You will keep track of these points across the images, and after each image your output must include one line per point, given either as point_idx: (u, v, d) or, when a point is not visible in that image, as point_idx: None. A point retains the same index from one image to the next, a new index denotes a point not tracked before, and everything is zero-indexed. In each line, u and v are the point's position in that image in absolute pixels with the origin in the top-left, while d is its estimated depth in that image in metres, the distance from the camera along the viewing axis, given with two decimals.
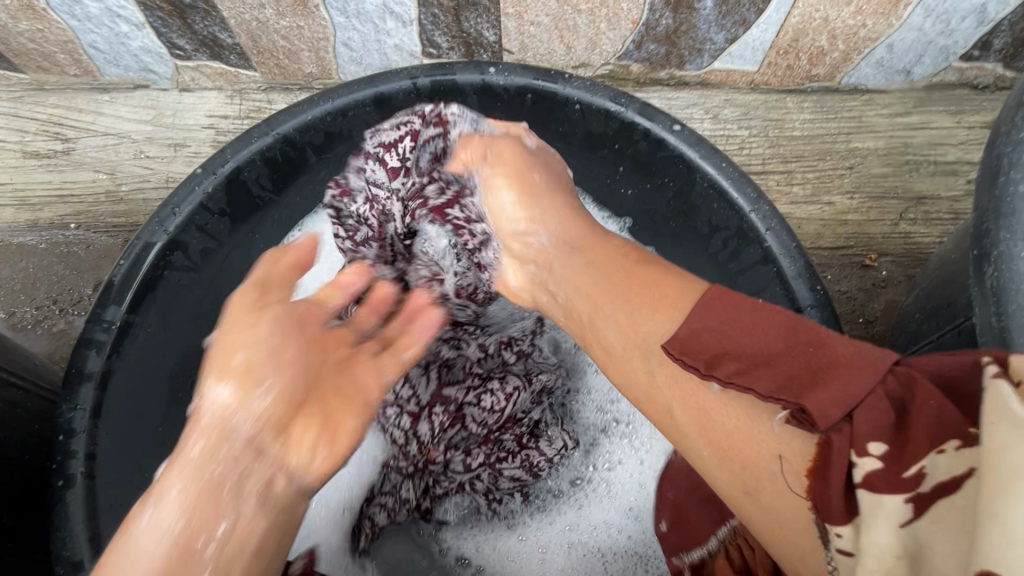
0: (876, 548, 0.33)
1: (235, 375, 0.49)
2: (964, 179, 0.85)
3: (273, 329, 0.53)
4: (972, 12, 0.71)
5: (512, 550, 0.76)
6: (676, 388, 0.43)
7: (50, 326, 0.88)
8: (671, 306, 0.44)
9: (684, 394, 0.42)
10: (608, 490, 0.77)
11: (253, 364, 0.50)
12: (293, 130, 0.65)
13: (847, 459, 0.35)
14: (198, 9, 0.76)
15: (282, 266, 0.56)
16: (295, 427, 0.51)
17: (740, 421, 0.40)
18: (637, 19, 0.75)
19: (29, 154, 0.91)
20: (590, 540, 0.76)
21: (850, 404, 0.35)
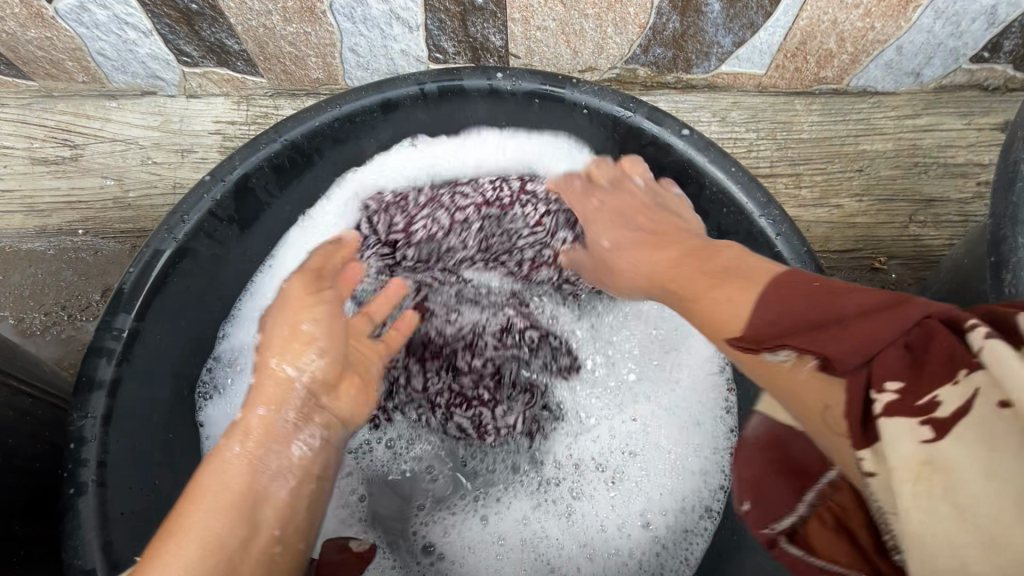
0: (899, 461, 0.31)
1: (294, 352, 0.56)
2: (974, 181, 0.84)
3: (326, 314, 0.59)
4: (983, 14, 0.70)
5: (474, 520, 0.73)
6: (780, 305, 0.40)
7: (59, 331, 0.89)
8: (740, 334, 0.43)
9: (783, 307, 0.40)
10: (572, 512, 0.72)
11: (314, 335, 0.57)
12: (301, 136, 0.65)
13: (865, 396, 0.34)
14: (206, 16, 0.76)
15: (338, 258, 0.64)
16: (340, 388, 0.59)
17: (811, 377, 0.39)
18: (644, 23, 0.75)
19: (37, 160, 0.91)
20: (542, 546, 0.71)
21: (869, 353, 0.35)
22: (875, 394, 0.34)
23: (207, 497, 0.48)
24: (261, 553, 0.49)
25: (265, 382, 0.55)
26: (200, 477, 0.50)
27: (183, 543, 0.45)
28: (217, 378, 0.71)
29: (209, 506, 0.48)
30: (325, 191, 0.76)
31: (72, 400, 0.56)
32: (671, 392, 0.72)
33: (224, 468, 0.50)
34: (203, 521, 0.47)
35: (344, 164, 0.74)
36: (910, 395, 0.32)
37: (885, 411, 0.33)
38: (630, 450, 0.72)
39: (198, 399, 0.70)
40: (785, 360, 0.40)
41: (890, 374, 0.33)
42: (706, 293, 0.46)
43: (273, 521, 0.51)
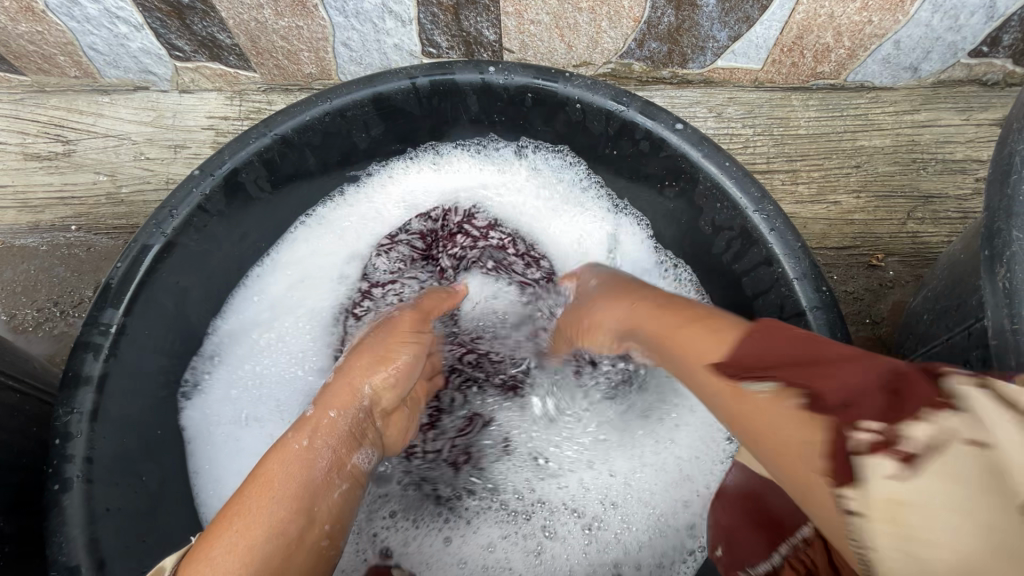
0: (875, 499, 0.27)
1: (377, 363, 0.57)
2: (973, 177, 0.83)
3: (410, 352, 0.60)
4: (981, 8, 0.70)
5: (433, 559, 0.70)
6: (727, 334, 0.38)
7: (51, 328, 0.88)
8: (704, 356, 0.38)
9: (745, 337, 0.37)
10: (538, 557, 0.69)
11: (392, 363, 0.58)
12: (291, 130, 0.65)
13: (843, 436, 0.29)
14: (197, 10, 0.76)
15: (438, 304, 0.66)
16: (393, 417, 0.59)
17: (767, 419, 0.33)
18: (638, 17, 0.74)
19: (30, 156, 0.91)
20: (500, 574, 0.69)
21: (848, 392, 0.31)
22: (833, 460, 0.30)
23: (277, 486, 0.46)
24: (313, 548, 0.46)
25: (336, 387, 0.55)
26: (268, 468, 0.47)
27: (247, 531, 0.43)
28: (199, 375, 0.71)
29: (278, 496, 0.45)
30: (316, 187, 0.75)
31: (58, 396, 0.55)
32: (662, 449, 0.71)
33: (293, 459, 0.48)
34: (263, 510, 0.44)
35: (336, 161, 0.73)
36: (884, 443, 0.27)
37: (866, 451, 0.28)
38: (611, 504, 0.70)
39: (179, 398, 0.69)
40: (761, 391, 0.34)
41: (869, 413, 0.29)
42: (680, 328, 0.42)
43: (326, 517, 0.48)
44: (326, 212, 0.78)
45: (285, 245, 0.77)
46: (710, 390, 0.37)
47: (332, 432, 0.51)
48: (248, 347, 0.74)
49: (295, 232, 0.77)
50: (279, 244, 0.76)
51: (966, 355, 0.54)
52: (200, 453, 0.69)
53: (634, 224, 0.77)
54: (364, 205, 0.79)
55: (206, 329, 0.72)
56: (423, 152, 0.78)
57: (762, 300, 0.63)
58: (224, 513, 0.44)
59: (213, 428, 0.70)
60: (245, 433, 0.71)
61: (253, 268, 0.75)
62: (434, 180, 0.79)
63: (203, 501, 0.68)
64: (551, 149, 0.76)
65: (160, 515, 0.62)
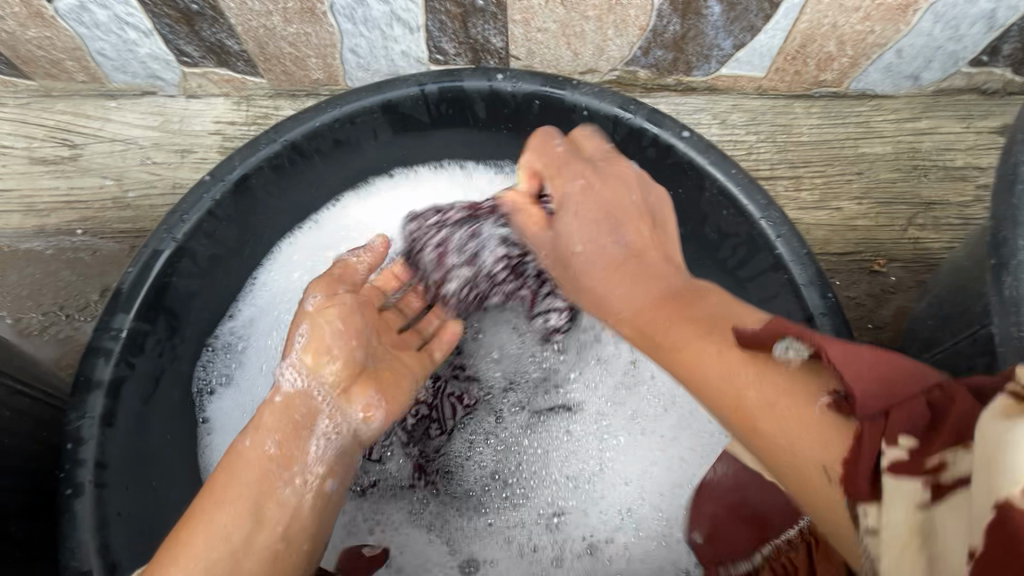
0: (892, 525, 0.32)
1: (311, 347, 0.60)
2: (974, 184, 0.84)
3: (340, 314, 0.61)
4: (982, 18, 0.71)
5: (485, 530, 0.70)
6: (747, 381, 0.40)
7: (57, 332, 0.88)
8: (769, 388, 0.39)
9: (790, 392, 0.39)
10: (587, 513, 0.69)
11: (318, 341, 0.60)
12: (301, 137, 0.65)
13: (876, 447, 0.34)
14: (206, 16, 0.76)
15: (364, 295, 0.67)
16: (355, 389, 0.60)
17: (804, 430, 0.37)
18: (644, 25, 0.75)
19: (37, 160, 0.91)
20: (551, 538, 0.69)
21: (889, 401, 0.35)
22: (881, 447, 0.34)
23: (229, 492, 0.52)
24: (262, 550, 0.51)
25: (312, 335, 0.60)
26: (226, 478, 0.53)
27: (208, 546, 0.49)
28: (216, 367, 0.71)
29: (227, 502, 0.52)
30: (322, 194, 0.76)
31: (70, 400, 0.55)
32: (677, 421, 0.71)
33: (239, 465, 0.54)
34: (211, 527, 0.50)
35: (345, 168, 0.74)
36: (921, 458, 0.33)
37: (892, 468, 0.33)
38: (623, 460, 0.71)
39: (195, 393, 0.69)
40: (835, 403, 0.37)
41: (904, 429, 0.34)
42: (682, 332, 0.45)
43: (277, 518, 0.53)
44: (335, 218, 0.77)
45: (290, 244, 0.76)
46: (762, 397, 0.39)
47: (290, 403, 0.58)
48: (260, 344, 0.73)
49: (327, 210, 0.77)
50: (283, 242, 0.76)
51: (971, 361, 0.55)
52: (217, 446, 0.69)
53: None
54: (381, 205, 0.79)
55: (223, 318, 0.72)
56: (437, 163, 0.79)
57: (767, 305, 0.63)
58: (176, 531, 0.51)
59: (248, 408, 0.70)
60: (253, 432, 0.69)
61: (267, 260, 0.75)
62: (459, 188, 0.79)
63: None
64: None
65: (167, 520, 0.62)
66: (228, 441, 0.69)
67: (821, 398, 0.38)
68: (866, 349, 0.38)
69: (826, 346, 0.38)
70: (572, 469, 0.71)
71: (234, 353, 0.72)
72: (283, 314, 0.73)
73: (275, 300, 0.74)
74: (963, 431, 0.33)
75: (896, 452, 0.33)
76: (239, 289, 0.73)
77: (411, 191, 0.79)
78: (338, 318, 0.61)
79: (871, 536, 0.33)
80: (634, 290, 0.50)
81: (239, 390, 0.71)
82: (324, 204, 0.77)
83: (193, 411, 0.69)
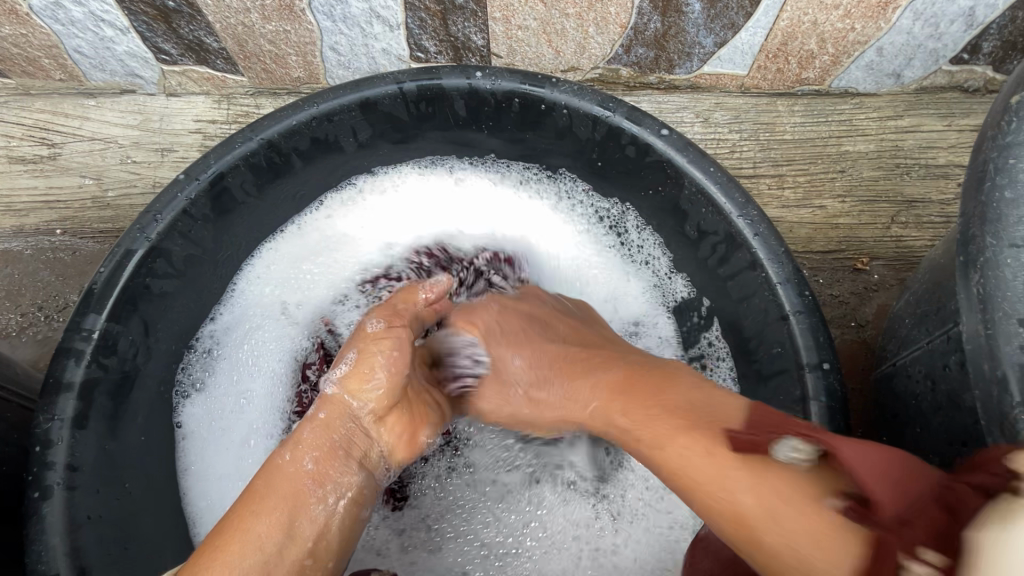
0: None
1: (354, 377, 0.58)
2: (955, 182, 0.85)
3: (397, 341, 0.60)
4: (961, 16, 0.71)
5: (436, 551, 0.70)
6: (749, 476, 0.40)
7: (36, 333, 0.87)
8: (770, 489, 0.39)
9: (788, 489, 0.39)
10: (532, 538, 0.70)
11: (368, 368, 0.58)
12: (277, 135, 0.65)
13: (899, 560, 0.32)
14: (183, 13, 0.75)
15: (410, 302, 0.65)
16: (391, 416, 0.59)
17: (804, 532, 0.37)
18: (625, 23, 0.75)
19: (14, 159, 0.90)
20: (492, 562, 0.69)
21: (901, 504, 0.35)
22: (906, 558, 0.32)
23: (266, 503, 0.51)
24: (295, 563, 0.50)
25: (360, 367, 0.59)
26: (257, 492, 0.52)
27: (243, 555, 0.48)
28: (192, 372, 0.71)
29: (263, 512, 0.50)
30: (302, 194, 0.75)
31: (39, 402, 0.55)
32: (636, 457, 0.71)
33: (276, 475, 0.53)
34: (256, 540, 0.49)
35: (326, 166, 0.74)
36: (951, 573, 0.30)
37: None
38: (579, 489, 0.71)
39: (172, 399, 0.69)
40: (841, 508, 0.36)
41: (926, 536, 0.32)
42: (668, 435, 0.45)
43: (308, 533, 0.51)
44: (319, 223, 0.78)
45: (272, 249, 0.76)
46: (764, 500, 0.39)
47: (326, 427, 0.57)
48: (240, 348, 0.73)
49: (314, 212, 0.78)
50: (265, 248, 0.76)
51: (946, 360, 0.54)
52: (195, 454, 0.70)
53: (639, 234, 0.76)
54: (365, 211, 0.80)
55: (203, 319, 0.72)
56: (421, 163, 0.80)
57: (746, 304, 0.63)
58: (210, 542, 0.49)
59: (214, 421, 0.71)
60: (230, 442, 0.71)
61: (250, 261, 0.75)
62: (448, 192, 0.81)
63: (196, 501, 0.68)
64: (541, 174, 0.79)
65: (140, 523, 0.61)
66: (207, 447, 0.70)
67: (830, 501, 0.37)
68: (880, 450, 0.38)
69: (837, 447, 0.39)
70: (521, 506, 0.71)
71: (213, 358, 0.72)
72: (266, 320, 0.75)
73: (256, 306, 0.75)
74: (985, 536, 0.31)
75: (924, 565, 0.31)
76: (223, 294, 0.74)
77: (395, 197, 0.80)
78: (384, 357, 0.59)
79: None
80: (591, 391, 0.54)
81: (219, 395, 0.72)
82: (310, 206, 0.78)
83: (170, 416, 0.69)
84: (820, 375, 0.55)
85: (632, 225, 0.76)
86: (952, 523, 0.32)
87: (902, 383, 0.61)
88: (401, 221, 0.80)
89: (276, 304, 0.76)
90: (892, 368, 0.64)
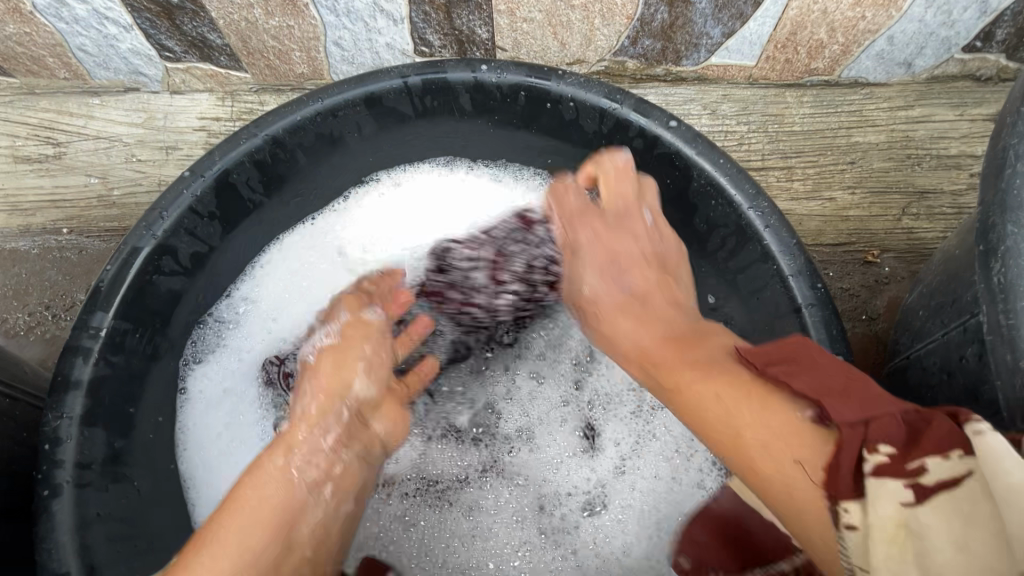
0: (878, 520, 0.36)
1: (337, 366, 0.61)
2: (968, 172, 0.83)
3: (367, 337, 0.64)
4: (974, 2, 0.70)
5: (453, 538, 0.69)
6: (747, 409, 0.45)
7: (43, 332, 0.87)
8: (795, 441, 0.42)
9: (759, 417, 0.44)
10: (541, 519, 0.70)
11: (348, 361, 0.61)
12: (282, 130, 0.64)
13: (859, 454, 0.38)
14: (186, 9, 0.75)
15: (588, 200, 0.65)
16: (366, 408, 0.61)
17: (792, 444, 0.42)
18: (631, 14, 0.74)
19: (20, 158, 0.90)
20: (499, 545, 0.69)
21: (864, 414, 0.40)
22: (865, 453, 0.38)
23: (237, 518, 0.50)
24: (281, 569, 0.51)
25: (338, 349, 0.62)
26: (242, 481, 0.53)
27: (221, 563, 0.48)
28: (204, 342, 0.71)
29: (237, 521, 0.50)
30: (306, 191, 0.75)
31: (47, 400, 0.54)
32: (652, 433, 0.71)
33: (262, 480, 0.53)
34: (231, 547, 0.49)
35: (329, 165, 0.73)
36: (901, 461, 0.37)
37: (876, 470, 0.37)
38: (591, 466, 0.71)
39: (180, 363, 0.69)
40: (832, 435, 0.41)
41: (884, 438, 0.38)
42: (684, 369, 0.50)
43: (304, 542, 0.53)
44: (333, 220, 0.78)
45: (291, 237, 0.76)
46: (737, 413, 0.45)
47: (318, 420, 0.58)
48: (255, 320, 0.74)
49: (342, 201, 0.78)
50: (285, 237, 0.76)
51: (962, 351, 0.54)
52: (192, 420, 0.69)
53: None
54: (392, 197, 0.79)
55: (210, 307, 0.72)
56: (437, 161, 0.79)
57: (758, 297, 0.62)
58: (222, 508, 0.52)
59: (217, 394, 0.70)
60: (225, 412, 0.70)
61: (264, 252, 0.75)
62: (467, 183, 0.80)
63: (188, 473, 0.67)
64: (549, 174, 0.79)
65: (149, 519, 0.61)
66: (204, 415, 0.69)
67: (807, 411, 0.43)
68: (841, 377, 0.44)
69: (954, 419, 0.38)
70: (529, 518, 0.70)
71: (223, 329, 0.72)
72: (281, 304, 0.75)
73: (279, 287, 0.75)
74: (941, 443, 0.37)
75: (878, 457, 0.37)
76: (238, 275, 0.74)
77: (422, 184, 0.79)
78: (367, 344, 0.63)
79: (852, 530, 0.37)
80: (636, 327, 0.57)
81: (229, 361, 0.72)
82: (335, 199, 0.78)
83: (177, 381, 0.69)
84: None
85: None
86: (911, 439, 0.38)
87: (917, 376, 0.60)
88: (422, 211, 0.79)
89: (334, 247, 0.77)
90: (906, 361, 0.63)
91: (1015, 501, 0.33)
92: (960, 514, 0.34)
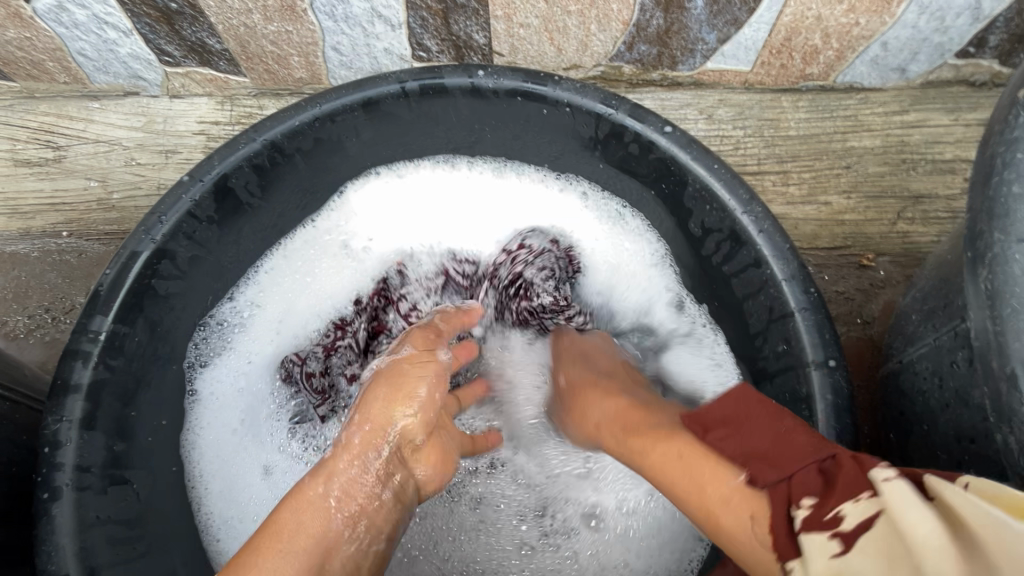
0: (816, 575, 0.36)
1: (397, 400, 0.58)
2: (962, 177, 0.84)
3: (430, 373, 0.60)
4: (967, 9, 0.70)
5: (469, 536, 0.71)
6: (685, 464, 0.46)
7: (43, 335, 0.88)
8: (726, 491, 0.43)
9: (702, 475, 0.45)
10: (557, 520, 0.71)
11: (408, 395, 0.58)
12: (280, 135, 0.65)
13: (788, 510, 0.39)
14: (185, 15, 0.76)
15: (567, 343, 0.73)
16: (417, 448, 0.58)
17: (736, 506, 0.42)
18: (627, 20, 0.75)
19: (21, 162, 0.91)
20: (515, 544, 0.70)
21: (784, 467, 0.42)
22: (792, 509, 0.39)
23: (276, 545, 0.50)
24: None
25: (397, 379, 0.59)
26: (281, 505, 0.53)
27: None
28: (210, 345, 0.73)
29: (276, 545, 0.50)
30: (304, 195, 0.75)
31: (47, 403, 0.55)
32: None
33: (300, 505, 0.53)
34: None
35: (327, 169, 0.74)
36: (822, 511, 0.38)
37: (805, 527, 0.38)
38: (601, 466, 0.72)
39: (186, 366, 0.71)
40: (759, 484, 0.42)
41: (806, 491, 0.40)
42: (630, 440, 0.53)
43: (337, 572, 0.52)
44: (333, 221, 0.79)
45: (291, 241, 0.78)
46: (680, 473, 0.46)
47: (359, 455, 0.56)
48: (261, 321, 0.76)
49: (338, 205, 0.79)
50: (285, 239, 0.78)
51: (954, 355, 0.54)
52: (202, 420, 0.71)
53: (649, 239, 0.76)
54: (390, 200, 0.81)
55: (211, 310, 0.73)
56: (434, 161, 0.80)
57: (751, 301, 0.63)
58: (259, 533, 0.51)
59: (228, 394, 0.73)
60: (237, 413, 0.73)
61: (266, 256, 0.77)
62: (463, 185, 0.81)
63: (197, 475, 0.69)
64: (544, 177, 0.80)
65: (148, 523, 0.61)
66: (216, 415, 0.72)
67: (739, 470, 0.44)
68: (769, 428, 0.45)
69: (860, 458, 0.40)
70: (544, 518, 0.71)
71: (227, 331, 0.74)
72: (285, 305, 0.77)
73: (283, 290, 0.77)
74: (852, 487, 0.38)
75: (802, 511, 0.39)
76: (240, 279, 0.75)
77: (419, 188, 0.81)
78: (426, 382, 0.59)
79: None
80: (606, 403, 0.60)
81: (237, 362, 0.74)
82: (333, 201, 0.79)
83: (182, 384, 0.70)
84: (826, 372, 0.55)
85: (634, 229, 0.77)
86: (828, 487, 0.39)
87: (909, 380, 0.61)
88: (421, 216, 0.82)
89: (337, 249, 0.80)
90: (899, 365, 0.63)
91: (938, 557, 0.32)
92: (887, 555, 0.34)
